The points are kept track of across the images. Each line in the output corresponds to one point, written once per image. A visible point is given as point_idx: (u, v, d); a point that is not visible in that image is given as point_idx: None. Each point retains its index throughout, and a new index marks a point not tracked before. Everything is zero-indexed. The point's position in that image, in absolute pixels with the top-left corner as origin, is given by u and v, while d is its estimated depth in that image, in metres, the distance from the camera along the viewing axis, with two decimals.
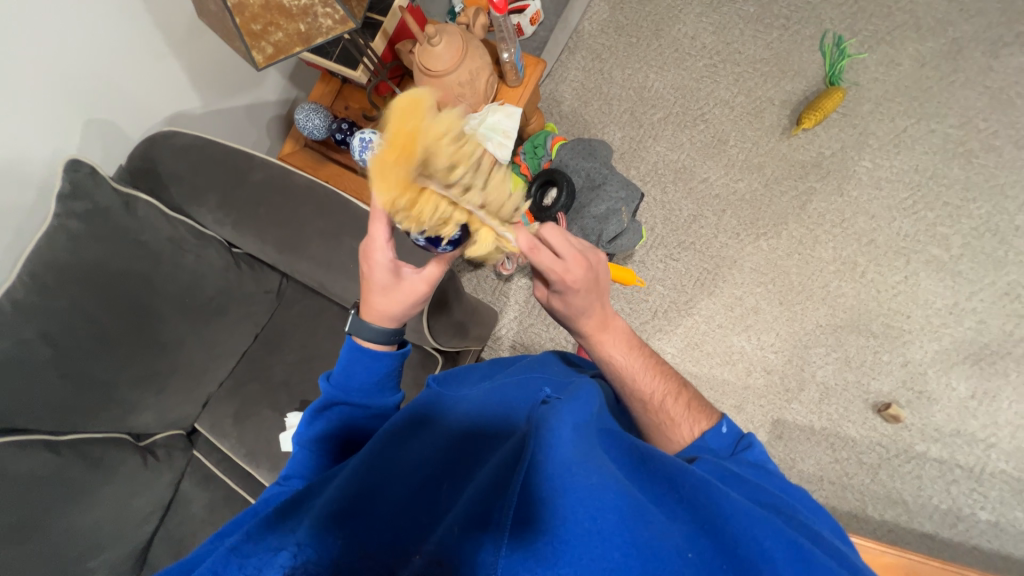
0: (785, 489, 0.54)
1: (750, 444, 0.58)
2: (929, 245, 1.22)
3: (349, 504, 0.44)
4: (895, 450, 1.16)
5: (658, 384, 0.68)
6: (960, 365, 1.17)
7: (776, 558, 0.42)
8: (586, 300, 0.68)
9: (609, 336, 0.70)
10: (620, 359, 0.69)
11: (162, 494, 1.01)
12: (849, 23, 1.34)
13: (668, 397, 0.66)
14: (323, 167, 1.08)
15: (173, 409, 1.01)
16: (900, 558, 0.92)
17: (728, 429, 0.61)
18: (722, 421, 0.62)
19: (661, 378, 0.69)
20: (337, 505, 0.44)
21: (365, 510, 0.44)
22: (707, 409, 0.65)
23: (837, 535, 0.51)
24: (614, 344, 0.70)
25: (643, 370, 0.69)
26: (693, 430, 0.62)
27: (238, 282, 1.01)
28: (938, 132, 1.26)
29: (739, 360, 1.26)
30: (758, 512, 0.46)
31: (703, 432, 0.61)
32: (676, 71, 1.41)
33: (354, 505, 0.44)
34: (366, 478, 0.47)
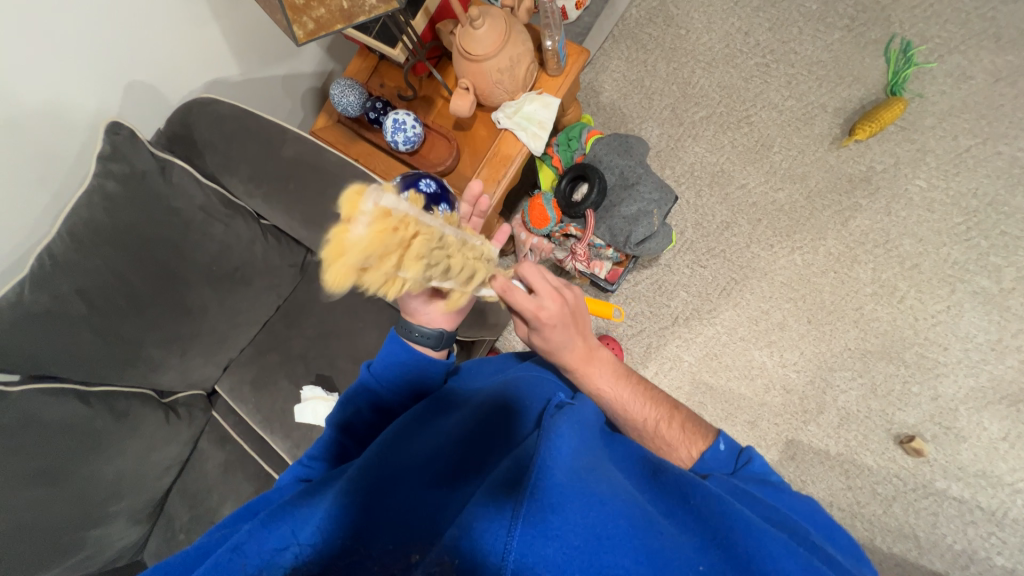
0: (799, 510, 0.53)
1: (750, 458, 0.58)
2: (978, 275, 1.15)
3: (361, 499, 0.46)
4: (913, 483, 1.12)
5: (651, 409, 0.65)
6: (995, 404, 1.11)
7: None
8: (564, 335, 0.64)
9: (592, 368, 0.66)
10: (606, 387, 0.66)
11: (181, 450, 1.05)
12: (920, 29, 1.24)
13: (660, 422, 0.64)
14: (354, 145, 1.07)
15: (196, 371, 1.04)
16: None
17: (725, 446, 0.60)
18: (717, 439, 0.60)
19: (651, 402, 0.66)
20: (342, 509, 0.45)
21: (372, 505, 0.45)
22: (701, 429, 0.62)
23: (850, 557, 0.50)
24: (599, 374, 0.66)
25: (626, 399, 0.65)
26: (691, 454, 0.60)
27: (264, 254, 1.02)
28: (1005, 154, 1.17)
29: (758, 376, 1.22)
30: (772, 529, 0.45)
31: (702, 453, 0.59)
32: (725, 69, 1.35)
33: (363, 500, 0.45)
34: (373, 475, 0.47)
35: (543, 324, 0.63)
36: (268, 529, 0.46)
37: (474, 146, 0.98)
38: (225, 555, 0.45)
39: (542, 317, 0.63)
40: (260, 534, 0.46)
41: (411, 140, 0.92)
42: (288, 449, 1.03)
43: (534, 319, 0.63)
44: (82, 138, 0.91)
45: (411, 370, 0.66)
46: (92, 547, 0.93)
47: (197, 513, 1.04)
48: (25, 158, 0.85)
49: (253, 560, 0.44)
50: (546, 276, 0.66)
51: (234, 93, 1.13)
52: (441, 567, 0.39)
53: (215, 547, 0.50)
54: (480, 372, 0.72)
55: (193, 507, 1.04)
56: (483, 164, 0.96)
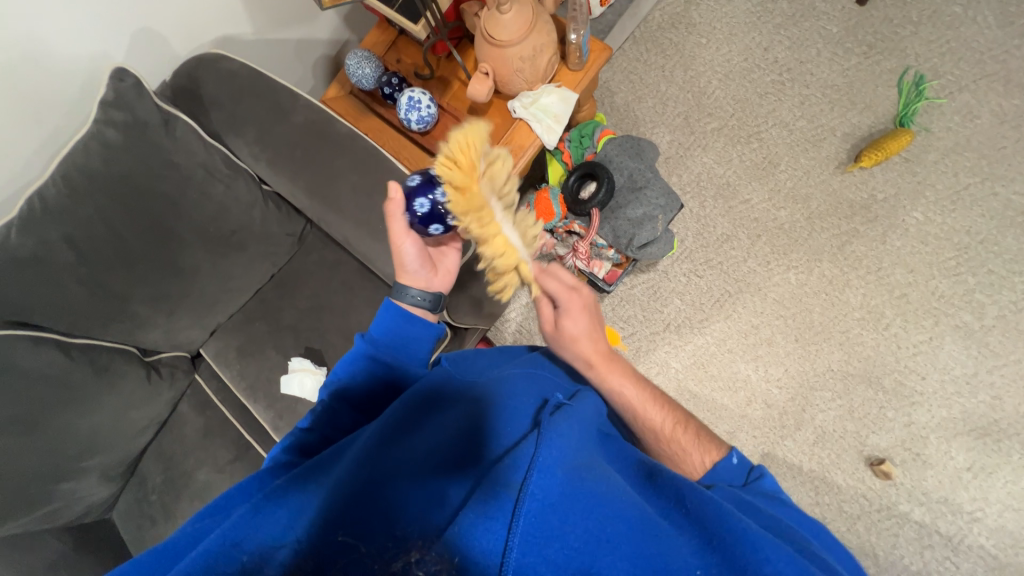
0: (797, 519, 0.54)
1: (761, 474, 0.59)
2: (962, 310, 1.18)
3: (356, 490, 0.45)
4: (878, 504, 1.16)
5: (667, 416, 0.67)
6: (963, 436, 1.15)
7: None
8: (587, 322, 0.70)
9: (613, 366, 0.69)
10: (627, 391, 0.68)
11: (161, 408, 1.04)
12: (934, 64, 1.26)
13: (677, 427, 0.65)
14: (365, 120, 1.05)
15: (182, 332, 1.02)
16: None
17: (738, 460, 0.61)
18: (731, 453, 0.61)
19: (668, 411, 0.67)
20: (337, 504, 0.44)
21: (368, 499, 0.44)
22: (715, 439, 0.64)
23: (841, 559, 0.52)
24: (620, 375, 0.68)
25: (643, 403, 0.67)
26: (704, 461, 0.61)
27: (263, 220, 1.00)
28: (1000, 196, 1.20)
29: (742, 388, 1.25)
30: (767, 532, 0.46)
31: (715, 463, 0.60)
32: (741, 82, 1.35)
33: (359, 493, 0.45)
34: (370, 468, 0.47)
35: (569, 308, 0.70)
36: (263, 515, 0.46)
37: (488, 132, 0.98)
38: (215, 548, 0.44)
39: (570, 301, 0.70)
40: (254, 522, 0.45)
41: (424, 120, 0.93)
42: (270, 419, 1.03)
43: (564, 302, 0.70)
44: (83, 81, 0.87)
45: (406, 334, 0.69)
46: (61, 501, 0.94)
47: (172, 473, 1.04)
48: (23, 97, 0.82)
49: (250, 553, 0.43)
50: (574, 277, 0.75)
51: (245, 51, 1.10)
52: (441, 565, 0.38)
53: (207, 527, 0.50)
54: (481, 362, 0.73)
55: (170, 466, 1.05)
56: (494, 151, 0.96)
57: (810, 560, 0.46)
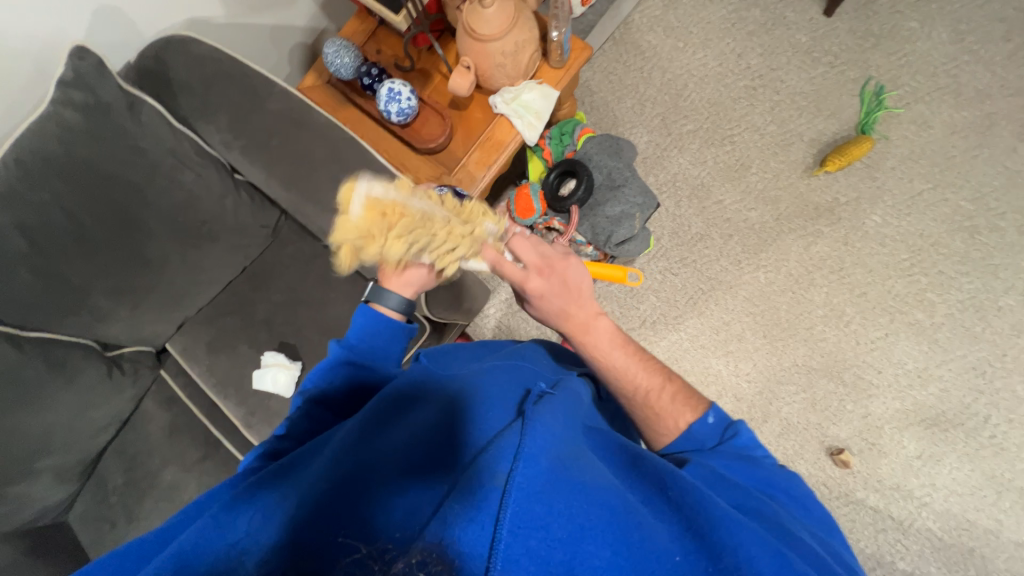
0: (771, 485, 0.55)
1: (737, 431, 0.60)
2: (915, 308, 1.26)
3: (337, 489, 0.46)
4: (837, 491, 1.22)
5: (644, 378, 0.67)
6: (914, 426, 1.22)
7: (761, 565, 0.43)
8: (553, 301, 0.70)
9: (589, 336, 0.70)
10: (608, 359, 0.69)
11: (123, 406, 1.00)
12: (893, 75, 1.33)
13: (652, 391, 0.65)
14: (343, 110, 1.03)
15: (147, 326, 0.98)
16: None
17: (715, 419, 0.62)
18: (709, 411, 0.62)
19: (647, 372, 0.67)
20: (319, 504, 0.44)
21: (350, 496, 0.45)
22: (694, 399, 0.64)
23: (819, 531, 0.53)
24: (598, 342, 0.69)
25: (624, 368, 0.67)
26: (679, 423, 0.62)
27: (235, 210, 0.96)
28: (950, 202, 1.27)
29: (713, 383, 1.31)
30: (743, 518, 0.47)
31: (690, 424, 0.61)
32: (716, 86, 1.39)
33: (342, 490, 0.45)
34: (353, 466, 0.48)
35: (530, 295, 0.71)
36: (235, 515, 0.45)
37: (469, 127, 0.99)
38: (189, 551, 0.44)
39: (527, 288, 0.70)
40: (227, 524, 0.45)
41: (404, 112, 0.92)
42: (242, 416, 1.00)
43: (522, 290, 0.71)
44: (39, 59, 0.82)
45: (385, 338, 0.67)
46: (11, 503, 0.89)
47: (137, 473, 1.01)
48: None
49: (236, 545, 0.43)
50: (538, 246, 0.73)
51: (217, 35, 1.06)
52: (441, 567, 0.39)
53: (177, 528, 0.49)
54: (460, 356, 0.73)
55: (134, 466, 1.01)
56: (475, 146, 0.97)
57: (787, 544, 0.47)
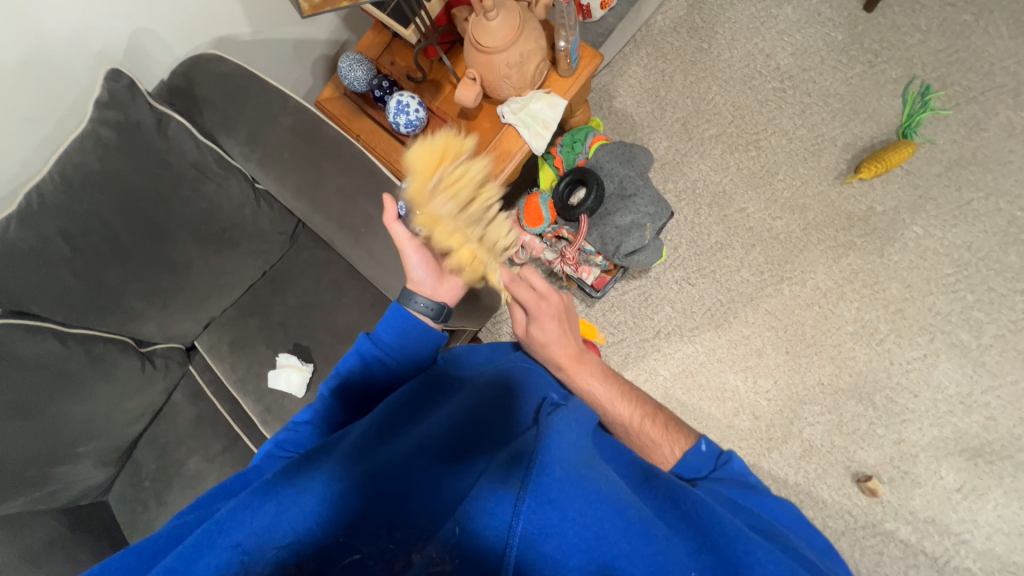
0: (782, 516, 0.55)
1: (728, 458, 0.59)
2: (959, 328, 1.16)
3: (352, 485, 0.46)
4: (864, 521, 1.14)
5: (635, 408, 0.68)
6: (954, 456, 1.13)
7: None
8: (557, 327, 0.72)
9: (581, 366, 0.71)
10: (595, 389, 0.69)
11: (154, 398, 1.08)
12: (943, 73, 1.22)
13: (645, 419, 0.67)
14: (357, 121, 1.06)
15: (175, 325, 1.05)
16: None
17: (707, 448, 0.60)
18: (700, 440, 0.61)
19: (635, 403, 0.69)
20: (338, 503, 0.45)
21: (366, 492, 0.46)
22: (685, 430, 0.65)
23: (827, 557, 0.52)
24: (589, 375, 0.70)
25: (613, 398, 0.69)
26: (674, 451, 0.62)
27: (255, 217, 1.01)
28: (1004, 213, 1.16)
29: (729, 399, 1.26)
30: (757, 537, 0.47)
31: (684, 453, 0.61)
32: (741, 89, 1.33)
33: (358, 486, 0.46)
34: (369, 461, 0.49)
35: (538, 313, 0.72)
36: (254, 504, 0.46)
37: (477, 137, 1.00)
38: (203, 539, 0.46)
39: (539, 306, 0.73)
40: (241, 517, 0.46)
41: (412, 124, 0.94)
42: (259, 412, 1.06)
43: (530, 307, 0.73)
44: (83, 81, 0.90)
45: (412, 340, 0.68)
46: (57, 484, 0.98)
47: (165, 461, 1.09)
48: (23, 96, 0.84)
49: (252, 548, 0.44)
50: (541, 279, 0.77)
51: (244, 51, 1.12)
52: (442, 566, 0.41)
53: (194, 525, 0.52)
54: (476, 355, 0.74)
55: (163, 454, 1.09)
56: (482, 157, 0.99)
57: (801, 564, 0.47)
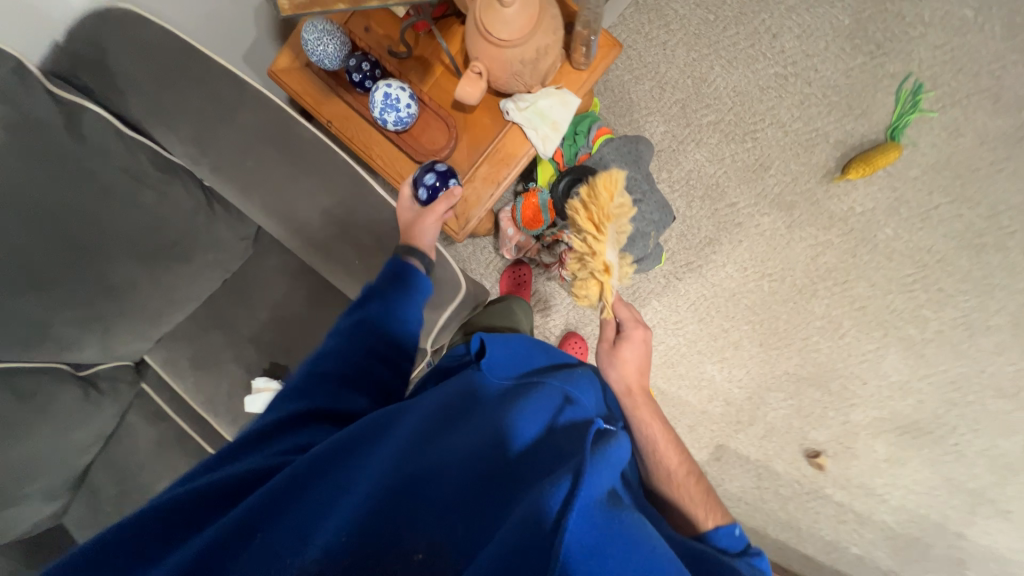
0: None
1: (758, 554, 0.57)
2: (909, 324, 1.27)
3: (389, 495, 0.45)
4: (808, 488, 1.32)
5: (679, 461, 0.68)
6: (887, 433, 1.30)
7: None
8: (637, 355, 0.78)
9: (645, 401, 0.74)
10: (652, 427, 0.70)
11: (105, 424, 0.96)
12: (935, 71, 1.21)
13: (687, 477, 0.66)
14: (327, 105, 0.88)
15: (121, 347, 0.90)
16: None
17: (739, 533, 0.59)
18: (734, 523, 0.59)
19: (683, 458, 0.69)
20: (368, 512, 0.43)
21: (402, 505, 0.44)
22: (722, 507, 0.63)
23: None
24: (649, 412, 0.72)
25: (665, 442, 0.69)
26: (708, 517, 0.60)
27: (209, 226, 0.86)
28: (965, 218, 1.23)
29: (705, 387, 1.35)
30: None
31: (719, 523, 0.59)
32: (743, 72, 1.26)
33: (393, 497, 0.45)
34: (410, 469, 0.47)
35: (627, 330, 0.79)
36: (279, 505, 0.45)
37: (475, 134, 0.88)
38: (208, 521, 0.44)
39: (627, 323, 0.79)
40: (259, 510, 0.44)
41: (402, 120, 0.80)
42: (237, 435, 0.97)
43: (625, 321, 0.79)
44: None
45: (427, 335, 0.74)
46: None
47: (129, 488, 0.98)
48: None
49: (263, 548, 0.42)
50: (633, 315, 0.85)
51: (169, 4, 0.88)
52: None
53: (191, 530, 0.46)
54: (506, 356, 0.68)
55: (124, 481, 0.98)
56: (482, 159, 0.87)
57: None
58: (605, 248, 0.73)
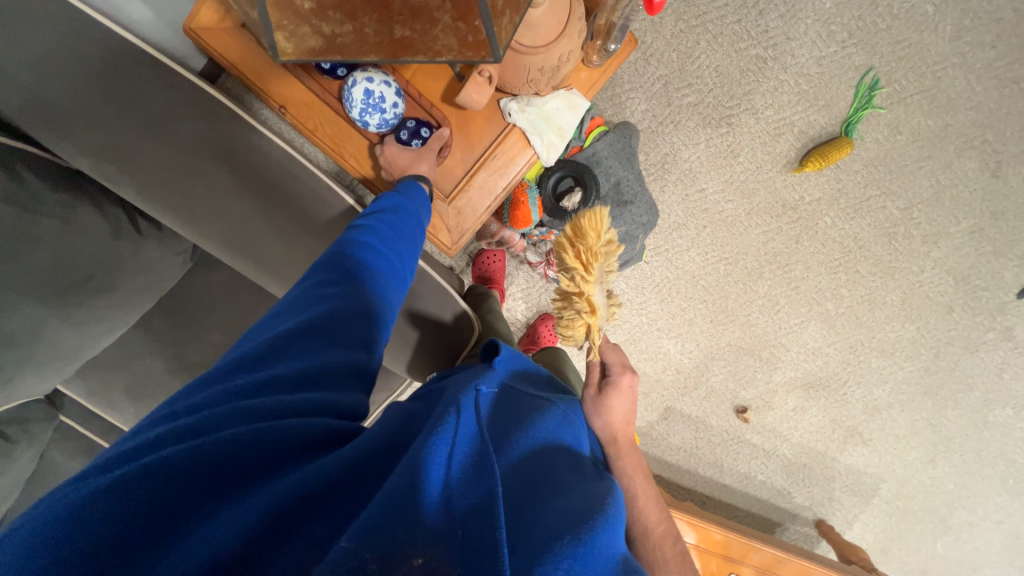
0: None
1: None
2: (829, 301, 1.47)
3: (420, 492, 0.42)
4: (733, 435, 1.57)
5: (656, 518, 0.73)
6: (798, 389, 1.56)
7: None
8: (626, 406, 0.77)
9: (632, 454, 0.75)
10: (636, 482, 0.73)
11: (20, 473, 0.79)
12: (892, 68, 1.27)
13: (663, 536, 0.71)
14: (280, 88, 0.72)
15: (24, 392, 0.74)
16: (724, 536, 1.27)
17: None
18: None
19: (658, 513, 0.74)
20: (398, 507, 0.40)
21: (432, 504, 0.42)
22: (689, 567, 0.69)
23: None
24: (634, 467, 0.74)
25: (645, 498, 0.73)
26: None
27: (135, 244, 0.76)
28: (887, 209, 1.39)
29: (661, 359, 1.47)
30: None
31: None
32: (727, 50, 1.22)
33: (425, 492, 0.42)
34: (443, 459, 0.44)
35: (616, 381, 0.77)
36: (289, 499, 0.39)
37: (468, 135, 0.77)
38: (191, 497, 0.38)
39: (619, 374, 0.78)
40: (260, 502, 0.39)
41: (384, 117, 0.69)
42: None
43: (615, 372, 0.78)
44: None
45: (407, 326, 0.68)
46: None
47: None
48: None
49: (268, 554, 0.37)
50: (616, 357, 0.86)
51: None
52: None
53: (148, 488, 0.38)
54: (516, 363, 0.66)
55: None
56: (477, 165, 0.77)
57: None
58: (593, 288, 0.72)
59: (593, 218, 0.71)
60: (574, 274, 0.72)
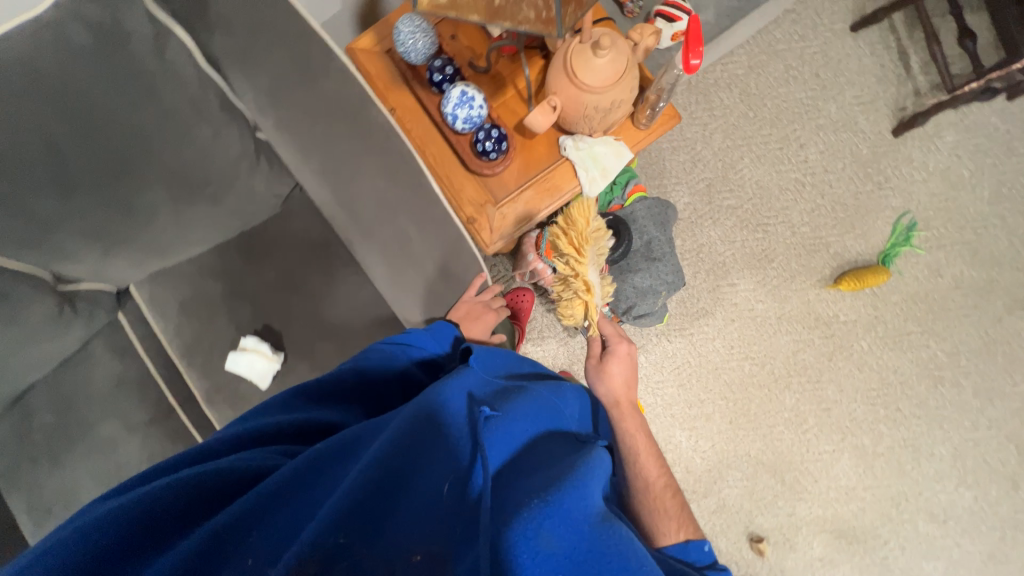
0: None
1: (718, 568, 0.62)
2: (865, 434, 1.36)
3: (381, 479, 0.42)
4: (744, 571, 1.34)
5: (659, 477, 0.73)
6: (827, 534, 1.35)
7: None
8: (624, 372, 0.84)
9: (633, 416, 0.80)
10: (637, 438, 0.77)
11: (66, 346, 0.88)
12: (929, 215, 1.35)
13: (665, 493, 0.71)
14: (396, 93, 0.93)
15: (111, 269, 0.88)
16: None
17: (708, 548, 0.64)
18: (703, 539, 0.65)
19: (661, 472, 0.74)
20: (361, 492, 0.41)
21: (398, 490, 0.43)
22: (692, 522, 0.68)
23: None
24: (633, 426, 0.78)
25: (647, 455, 0.75)
26: (679, 531, 0.65)
27: (250, 175, 0.92)
28: (930, 349, 1.35)
29: (671, 451, 1.37)
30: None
31: (688, 539, 0.64)
32: (769, 169, 1.38)
33: (388, 483, 0.42)
34: (401, 456, 0.45)
35: (613, 348, 0.85)
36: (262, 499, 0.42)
37: (529, 159, 0.92)
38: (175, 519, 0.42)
39: (616, 342, 0.86)
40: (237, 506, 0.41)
41: (470, 121, 0.84)
42: (205, 389, 0.98)
43: (612, 341, 0.86)
44: None
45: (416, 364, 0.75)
46: None
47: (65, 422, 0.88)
48: None
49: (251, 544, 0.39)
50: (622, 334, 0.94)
51: None
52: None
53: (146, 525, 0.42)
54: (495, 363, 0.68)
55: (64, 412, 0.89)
56: (529, 184, 0.91)
57: None
58: (585, 269, 0.83)
59: (582, 207, 0.83)
60: (568, 259, 0.84)
